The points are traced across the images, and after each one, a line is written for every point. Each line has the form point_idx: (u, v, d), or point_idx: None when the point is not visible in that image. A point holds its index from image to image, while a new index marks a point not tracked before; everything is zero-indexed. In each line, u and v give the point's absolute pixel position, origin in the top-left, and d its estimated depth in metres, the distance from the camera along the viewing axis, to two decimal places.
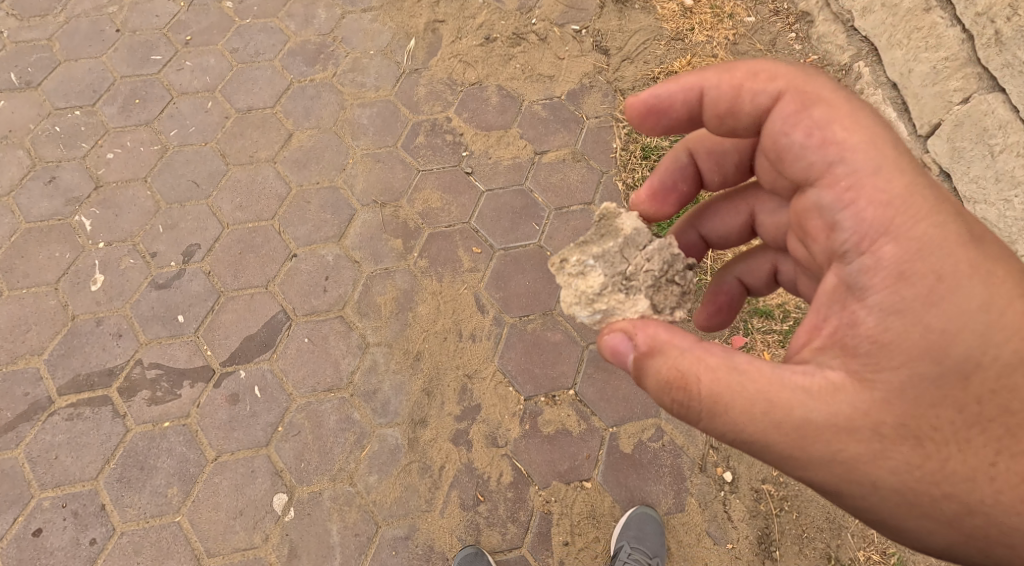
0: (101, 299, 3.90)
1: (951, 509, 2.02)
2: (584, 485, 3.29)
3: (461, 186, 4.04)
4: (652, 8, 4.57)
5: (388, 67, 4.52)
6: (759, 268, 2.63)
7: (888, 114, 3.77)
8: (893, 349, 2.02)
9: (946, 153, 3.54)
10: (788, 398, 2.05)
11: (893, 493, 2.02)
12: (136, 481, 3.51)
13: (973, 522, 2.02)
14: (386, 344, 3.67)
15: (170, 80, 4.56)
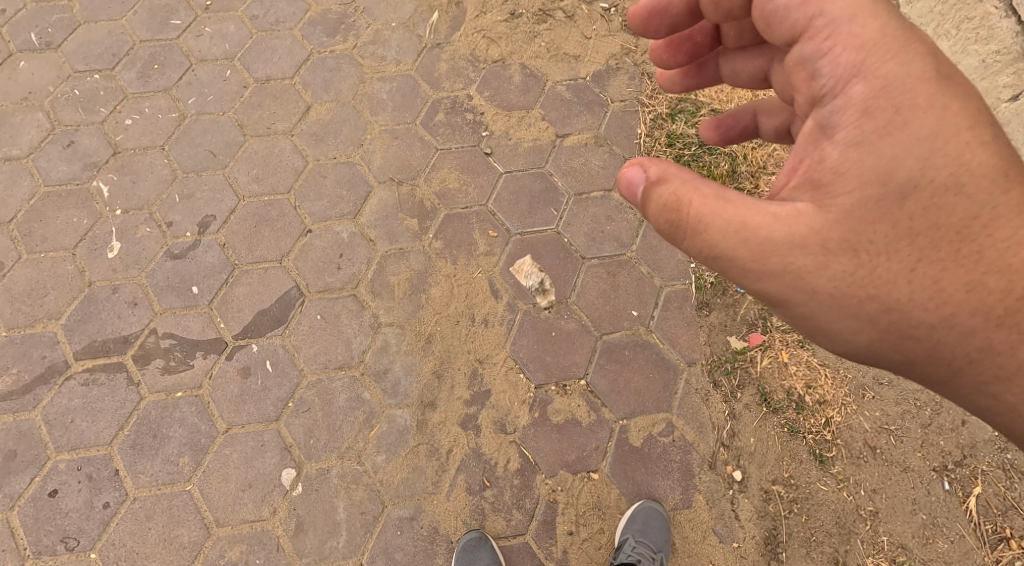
0: (118, 267, 3.90)
1: (873, 311, 2.18)
2: (592, 476, 3.27)
3: (479, 167, 3.96)
4: None
5: (410, 40, 4.42)
6: (779, 113, 2.64)
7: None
8: (849, 174, 2.14)
9: None
10: (757, 219, 2.18)
11: (829, 298, 2.17)
12: (149, 449, 3.54)
13: (890, 320, 2.18)
14: (398, 325, 3.65)
15: (189, 46, 4.51)
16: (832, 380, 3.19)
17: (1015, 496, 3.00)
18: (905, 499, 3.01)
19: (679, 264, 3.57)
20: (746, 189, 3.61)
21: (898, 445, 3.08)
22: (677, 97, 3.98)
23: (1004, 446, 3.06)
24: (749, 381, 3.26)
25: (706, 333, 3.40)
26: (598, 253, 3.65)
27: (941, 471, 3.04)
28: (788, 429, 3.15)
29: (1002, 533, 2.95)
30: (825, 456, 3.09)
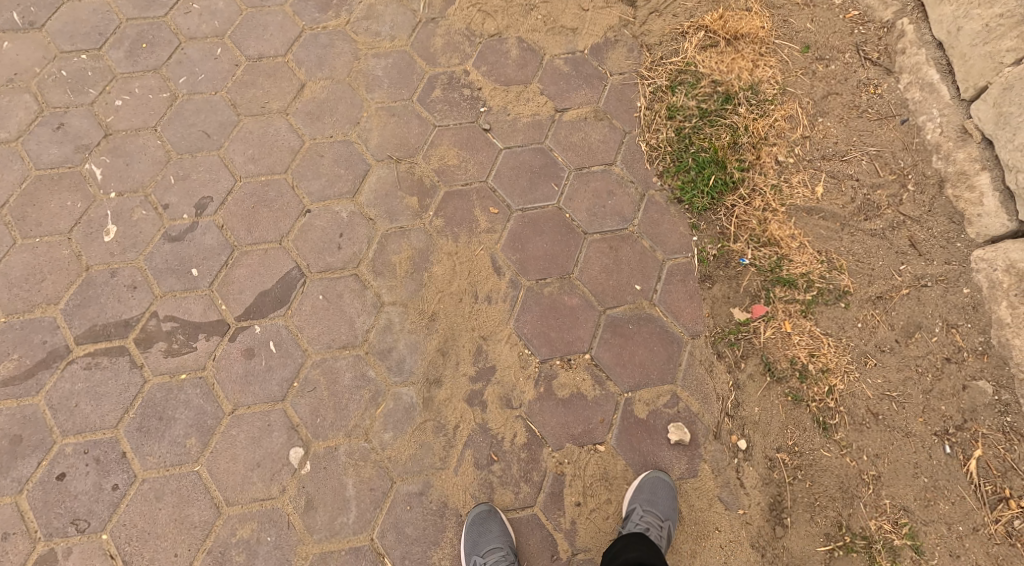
0: (115, 250, 3.89)
1: None
2: (598, 448, 3.29)
3: (478, 143, 3.95)
4: None
5: (404, 15, 4.37)
6: None
7: (931, 76, 3.48)
8: None
9: (991, 119, 3.23)
10: None
11: None
12: (155, 431, 3.56)
13: None
14: (401, 304, 3.67)
15: (177, 23, 4.45)
16: (834, 349, 3.19)
17: (1015, 458, 2.95)
18: (907, 463, 3.01)
19: (682, 238, 3.56)
20: (747, 161, 3.59)
21: (900, 412, 3.07)
22: (677, 68, 3.92)
23: (1005, 409, 3.01)
24: (752, 351, 3.27)
25: (709, 305, 3.41)
26: (600, 227, 3.65)
27: (942, 436, 3.03)
28: (792, 398, 3.16)
29: (1001, 494, 2.93)
30: (828, 423, 3.11)
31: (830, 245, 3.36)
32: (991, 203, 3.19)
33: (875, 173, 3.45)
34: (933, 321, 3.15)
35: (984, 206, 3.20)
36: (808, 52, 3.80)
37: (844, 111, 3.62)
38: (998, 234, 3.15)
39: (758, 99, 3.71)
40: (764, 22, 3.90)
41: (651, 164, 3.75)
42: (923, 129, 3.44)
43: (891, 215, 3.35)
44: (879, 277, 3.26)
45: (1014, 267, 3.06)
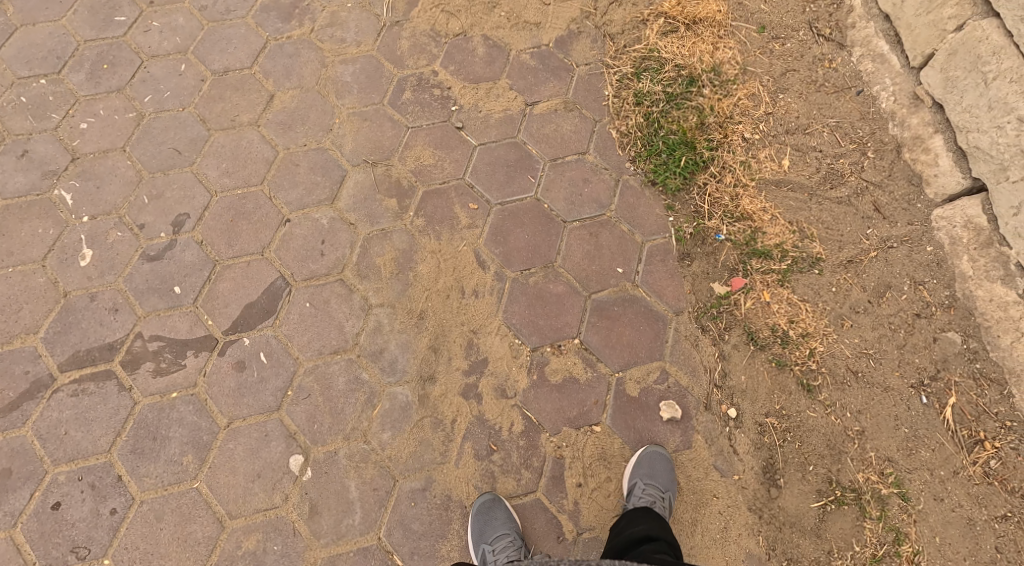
0: (92, 274, 3.88)
1: None
2: (594, 429, 3.36)
3: (452, 141, 4.01)
4: None
5: (368, 19, 4.41)
6: None
7: (881, 47, 3.64)
8: None
9: (939, 84, 3.36)
10: None
11: None
12: (150, 452, 3.57)
13: None
14: (389, 305, 3.72)
15: (138, 42, 4.44)
16: (812, 314, 3.26)
17: (987, 402, 3.00)
18: (888, 416, 3.04)
19: (658, 219, 3.65)
20: (715, 140, 3.69)
21: (878, 368, 3.12)
22: (640, 56, 4.01)
23: (974, 356, 3.07)
24: (735, 323, 3.34)
25: (690, 282, 3.49)
26: (578, 215, 3.73)
27: (918, 387, 3.07)
28: (776, 363, 3.21)
29: (977, 436, 2.96)
30: (812, 385, 3.15)
31: (800, 214, 3.46)
32: (946, 163, 3.32)
33: (836, 143, 3.57)
34: (901, 279, 3.24)
35: (940, 166, 3.33)
36: (765, 32, 3.93)
37: (803, 87, 3.74)
38: (955, 192, 3.28)
39: (721, 80, 3.82)
40: (720, 6, 4.02)
41: (623, 150, 3.85)
42: (878, 99, 3.58)
43: (855, 182, 3.47)
44: (849, 242, 3.36)
45: (972, 223, 3.20)
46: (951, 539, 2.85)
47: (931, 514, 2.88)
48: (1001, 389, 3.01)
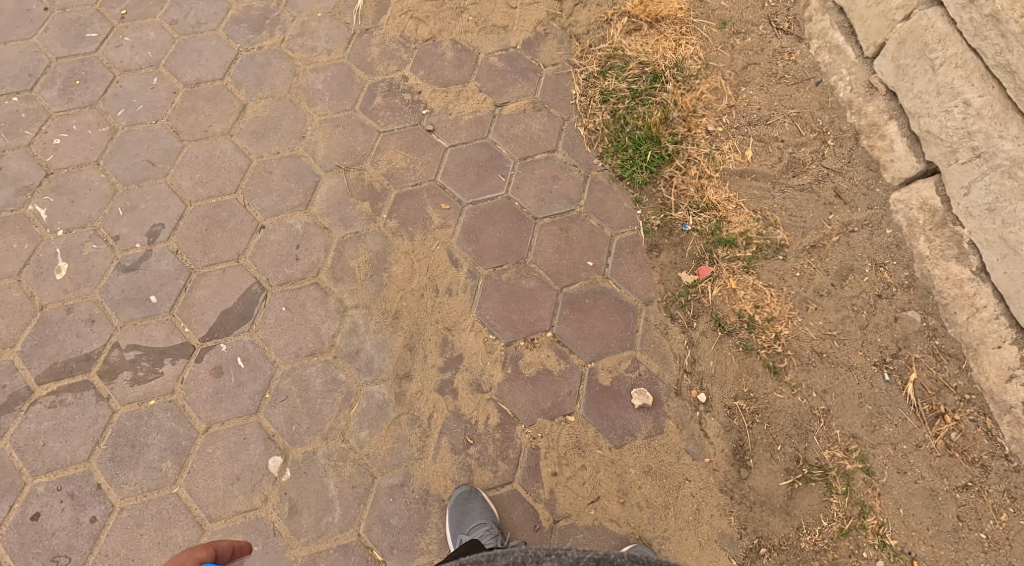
0: (68, 287, 3.90)
1: None
2: (568, 418, 3.40)
3: (424, 144, 4.09)
4: None
5: (338, 28, 4.50)
6: None
7: (836, 39, 3.73)
8: None
9: (891, 72, 3.42)
10: None
11: None
12: (129, 459, 3.58)
13: None
14: (364, 306, 3.77)
15: (110, 57, 4.50)
16: (776, 298, 3.35)
17: (946, 376, 3.08)
18: (852, 394, 3.12)
19: (627, 213, 3.74)
20: (680, 133, 3.80)
21: (842, 348, 3.21)
22: (605, 55, 4.13)
23: (933, 332, 3.16)
24: (703, 310, 3.42)
25: (659, 272, 3.57)
26: (549, 212, 3.81)
27: (881, 365, 3.15)
28: (743, 348, 3.30)
29: (937, 410, 3.04)
30: (778, 367, 3.23)
31: (763, 203, 3.57)
32: (900, 149, 3.39)
33: (797, 133, 3.69)
34: (863, 262, 3.33)
35: (895, 152, 3.41)
36: (726, 28, 4.06)
37: (764, 79, 3.87)
38: (910, 175, 3.35)
39: (684, 76, 3.94)
40: (681, 4, 4.16)
41: (591, 147, 3.94)
42: (836, 88, 3.69)
43: (816, 169, 3.58)
44: (812, 228, 3.46)
45: (927, 204, 3.25)
46: (915, 510, 2.91)
47: (895, 486, 2.95)
48: (959, 364, 3.08)
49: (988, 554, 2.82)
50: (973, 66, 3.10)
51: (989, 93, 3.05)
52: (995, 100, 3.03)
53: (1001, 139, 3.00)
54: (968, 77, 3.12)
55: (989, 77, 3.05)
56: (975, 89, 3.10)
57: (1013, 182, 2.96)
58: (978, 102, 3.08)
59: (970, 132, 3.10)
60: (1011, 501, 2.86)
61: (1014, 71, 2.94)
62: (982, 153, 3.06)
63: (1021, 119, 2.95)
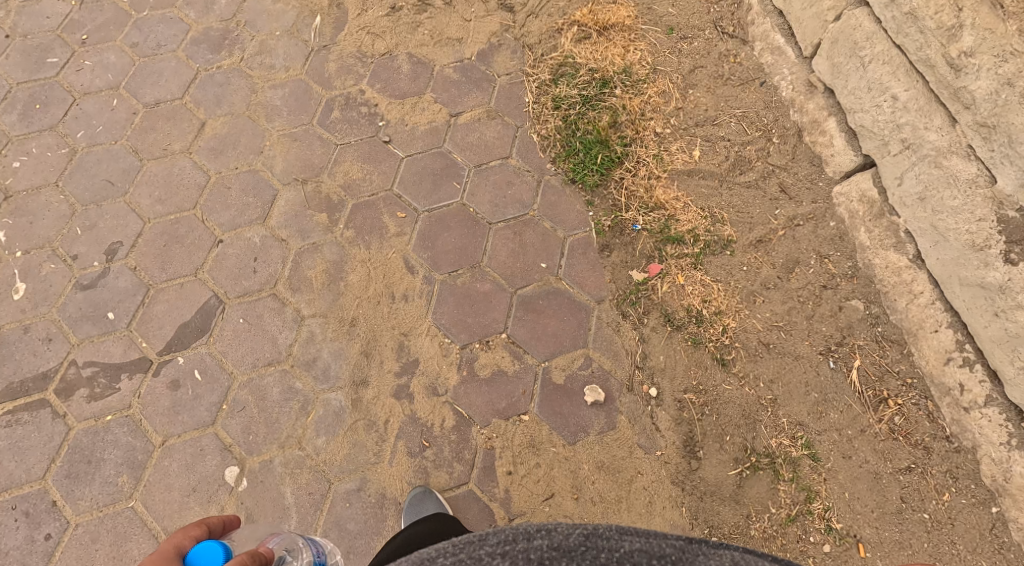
0: (26, 307, 3.88)
1: None
2: (522, 418, 3.43)
3: (380, 154, 4.14)
4: None
5: (296, 46, 4.59)
6: None
7: (777, 41, 3.90)
8: None
9: (828, 70, 3.59)
10: None
11: None
12: (85, 475, 3.52)
13: None
14: (321, 314, 3.76)
15: (70, 81, 4.54)
16: (724, 293, 3.46)
17: (889, 362, 3.20)
18: (799, 382, 3.24)
19: (579, 215, 3.81)
20: (628, 136, 3.91)
21: (788, 338, 3.33)
22: (556, 62, 4.24)
23: (876, 320, 3.28)
24: (653, 307, 3.50)
25: (610, 271, 3.64)
26: (503, 216, 3.87)
27: (826, 353, 3.27)
28: (692, 342, 3.39)
29: (881, 395, 3.16)
30: (726, 358, 3.34)
31: (711, 201, 3.68)
32: (839, 143, 3.53)
33: (743, 132, 3.81)
34: (808, 254, 3.47)
35: (835, 146, 3.55)
36: (673, 33, 4.24)
37: (711, 81, 4.01)
38: (849, 169, 3.49)
39: (632, 80, 4.05)
40: (630, 12, 4.32)
41: (543, 152, 4.03)
42: (779, 89, 3.84)
43: (762, 166, 3.71)
44: (758, 223, 3.58)
45: (866, 196, 3.40)
46: (860, 493, 3.04)
47: (841, 471, 3.08)
48: (901, 349, 3.20)
49: (930, 534, 2.95)
50: (898, 62, 3.25)
51: (914, 87, 3.20)
52: (920, 93, 3.17)
53: (926, 130, 3.15)
54: (894, 73, 3.27)
55: (913, 72, 3.20)
56: (901, 84, 3.24)
57: (940, 171, 3.09)
58: (904, 95, 3.23)
59: (899, 124, 3.25)
60: (952, 481, 2.99)
61: (933, 65, 3.09)
62: (911, 144, 3.20)
63: (944, 110, 3.09)
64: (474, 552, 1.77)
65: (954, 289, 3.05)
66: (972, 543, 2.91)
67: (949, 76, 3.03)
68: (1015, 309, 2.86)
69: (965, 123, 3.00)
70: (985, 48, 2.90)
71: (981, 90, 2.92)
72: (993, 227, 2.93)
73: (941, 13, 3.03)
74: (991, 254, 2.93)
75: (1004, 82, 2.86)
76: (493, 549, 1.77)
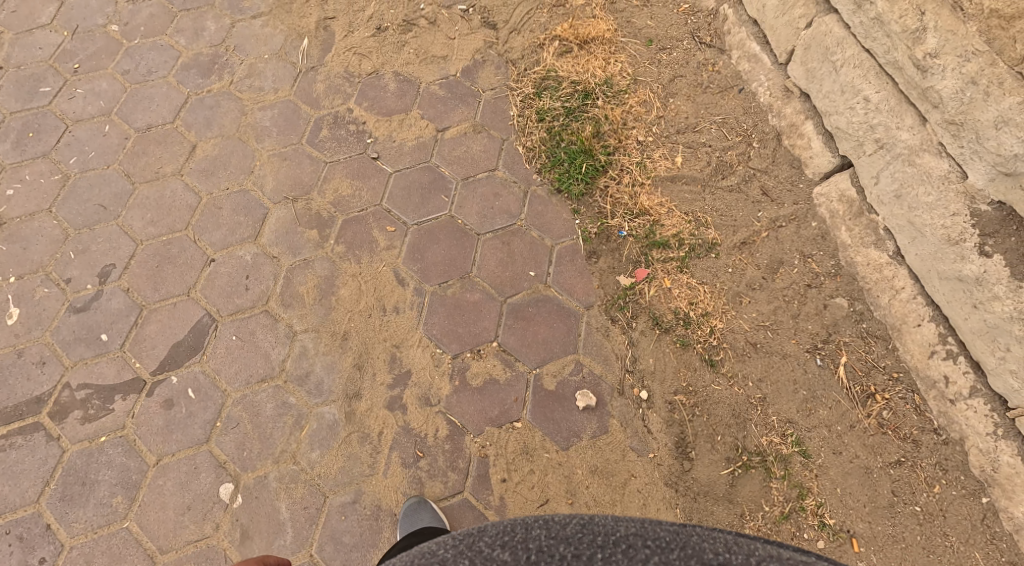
0: (20, 331, 3.83)
1: None
2: (515, 425, 3.45)
3: (369, 170, 4.20)
4: None
5: (285, 68, 4.64)
6: None
7: (753, 48, 4.08)
8: None
9: (802, 75, 3.76)
10: None
11: None
12: (79, 497, 3.45)
13: None
14: (313, 329, 3.75)
15: (63, 109, 4.54)
16: (710, 294, 3.57)
17: (875, 357, 3.31)
18: (787, 380, 3.33)
19: (566, 223, 3.91)
20: (612, 145, 4.04)
21: (775, 337, 3.43)
22: (539, 77, 4.37)
23: (860, 317, 3.40)
24: (641, 310, 3.60)
25: (598, 277, 3.73)
26: (491, 227, 3.93)
27: (813, 350, 3.38)
28: (680, 343, 3.49)
29: (868, 391, 3.26)
30: (714, 359, 3.43)
31: (694, 206, 3.81)
32: (817, 145, 3.69)
33: (723, 138, 3.97)
34: (791, 254, 3.59)
35: (813, 148, 3.70)
36: (652, 45, 4.42)
37: (690, 90, 4.19)
38: (828, 170, 3.64)
39: (614, 91, 4.21)
40: (609, 26, 4.49)
41: (529, 163, 4.12)
42: (757, 94, 4.00)
43: (743, 170, 3.86)
44: (742, 226, 3.71)
45: (845, 196, 3.55)
46: (851, 489, 3.11)
47: (831, 467, 3.16)
48: (886, 344, 3.31)
49: (923, 527, 3.02)
50: (869, 65, 3.41)
51: (884, 88, 3.35)
52: (890, 94, 3.33)
53: (898, 130, 3.30)
54: (865, 75, 3.43)
55: (883, 74, 3.36)
56: (872, 86, 3.40)
57: (914, 169, 3.24)
58: (876, 97, 3.38)
59: (872, 125, 3.40)
60: (942, 473, 3.07)
61: (901, 67, 3.24)
62: (885, 144, 3.35)
63: (914, 110, 3.24)
64: (473, 545, 1.61)
65: (934, 284, 3.18)
66: (964, 535, 2.98)
67: (916, 76, 3.17)
68: (991, 300, 2.98)
69: (935, 122, 3.14)
70: (949, 48, 3.03)
71: (947, 89, 3.05)
72: (966, 221, 3.06)
73: (905, 17, 3.18)
74: (966, 247, 3.05)
75: (968, 81, 2.99)
76: (493, 540, 1.61)
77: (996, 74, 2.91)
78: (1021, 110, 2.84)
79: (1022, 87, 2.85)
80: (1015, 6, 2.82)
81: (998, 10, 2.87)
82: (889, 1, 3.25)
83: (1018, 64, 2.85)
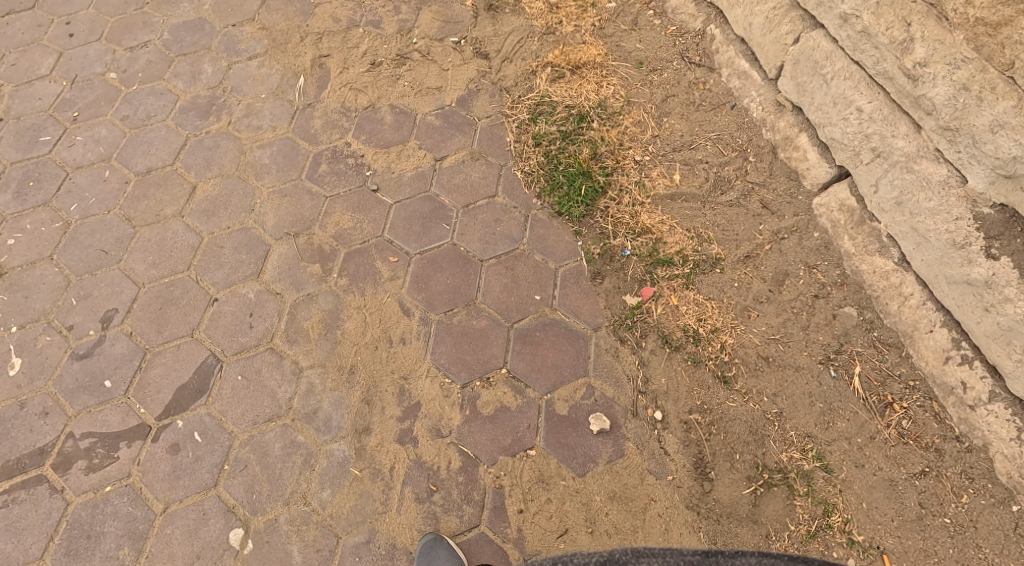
0: (22, 382, 3.75)
1: None
2: (529, 453, 3.38)
3: (370, 203, 4.17)
4: (521, 10, 4.89)
5: (282, 106, 4.64)
6: None
7: (742, 65, 4.10)
8: None
9: (793, 89, 3.77)
10: None
11: None
12: (85, 551, 3.35)
13: None
14: (319, 365, 3.67)
15: (62, 157, 4.52)
16: (718, 309, 3.54)
17: (889, 366, 3.28)
18: (802, 394, 3.30)
19: (569, 245, 3.88)
20: (610, 166, 4.03)
21: (787, 350, 3.40)
22: (535, 102, 4.37)
23: (870, 325, 3.38)
24: (649, 329, 3.56)
25: (604, 298, 3.69)
26: (494, 252, 3.90)
27: (826, 362, 3.35)
28: (691, 361, 3.45)
29: (885, 400, 3.23)
30: (727, 375, 3.39)
31: (696, 221, 3.80)
32: (814, 156, 3.69)
33: (719, 153, 3.97)
34: (796, 266, 3.57)
35: (810, 160, 3.70)
36: (642, 66, 4.44)
37: (683, 108, 4.19)
38: (826, 180, 3.64)
39: (608, 113, 4.22)
40: (599, 50, 4.52)
41: (529, 188, 4.10)
42: (749, 110, 4.02)
43: (741, 185, 3.85)
44: (745, 240, 3.70)
45: (845, 205, 3.54)
46: (878, 503, 3.07)
47: (855, 481, 3.12)
48: (899, 352, 3.29)
49: (954, 539, 2.98)
50: (859, 76, 3.41)
51: (876, 98, 3.34)
52: (883, 104, 3.32)
53: (894, 138, 3.28)
54: (856, 86, 3.42)
55: (874, 85, 3.35)
56: (864, 96, 3.39)
57: (912, 175, 3.22)
58: (869, 107, 3.37)
59: (868, 134, 3.38)
60: (969, 482, 3.04)
61: (892, 77, 3.23)
62: (881, 152, 3.34)
63: (907, 118, 3.23)
64: None
65: (943, 289, 3.16)
66: (997, 546, 2.94)
67: (908, 86, 3.16)
68: (1003, 303, 2.96)
69: (929, 128, 3.12)
70: (938, 57, 3.03)
71: (940, 96, 3.03)
72: (971, 224, 3.04)
73: (892, 28, 3.18)
74: (972, 251, 3.04)
75: (960, 87, 2.98)
76: None
77: (987, 79, 2.91)
78: (1015, 113, 2.84)
79: (1015, 90, 2.84)
80: (1001, 13, 2.83)
81: (984, 17, 2.88)
82: (874, 14, 3.25)
83: (1008, 69, 2.85)
